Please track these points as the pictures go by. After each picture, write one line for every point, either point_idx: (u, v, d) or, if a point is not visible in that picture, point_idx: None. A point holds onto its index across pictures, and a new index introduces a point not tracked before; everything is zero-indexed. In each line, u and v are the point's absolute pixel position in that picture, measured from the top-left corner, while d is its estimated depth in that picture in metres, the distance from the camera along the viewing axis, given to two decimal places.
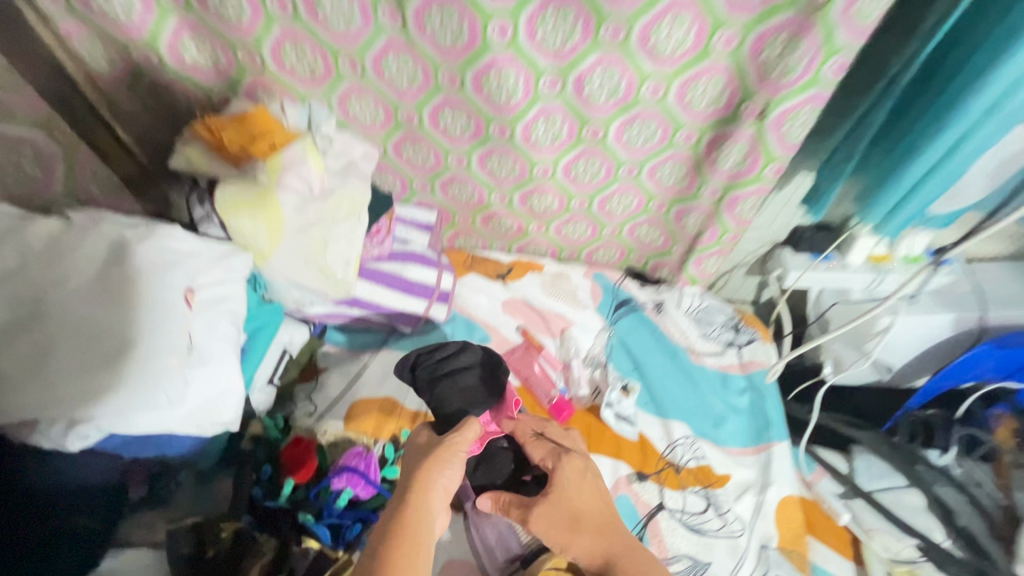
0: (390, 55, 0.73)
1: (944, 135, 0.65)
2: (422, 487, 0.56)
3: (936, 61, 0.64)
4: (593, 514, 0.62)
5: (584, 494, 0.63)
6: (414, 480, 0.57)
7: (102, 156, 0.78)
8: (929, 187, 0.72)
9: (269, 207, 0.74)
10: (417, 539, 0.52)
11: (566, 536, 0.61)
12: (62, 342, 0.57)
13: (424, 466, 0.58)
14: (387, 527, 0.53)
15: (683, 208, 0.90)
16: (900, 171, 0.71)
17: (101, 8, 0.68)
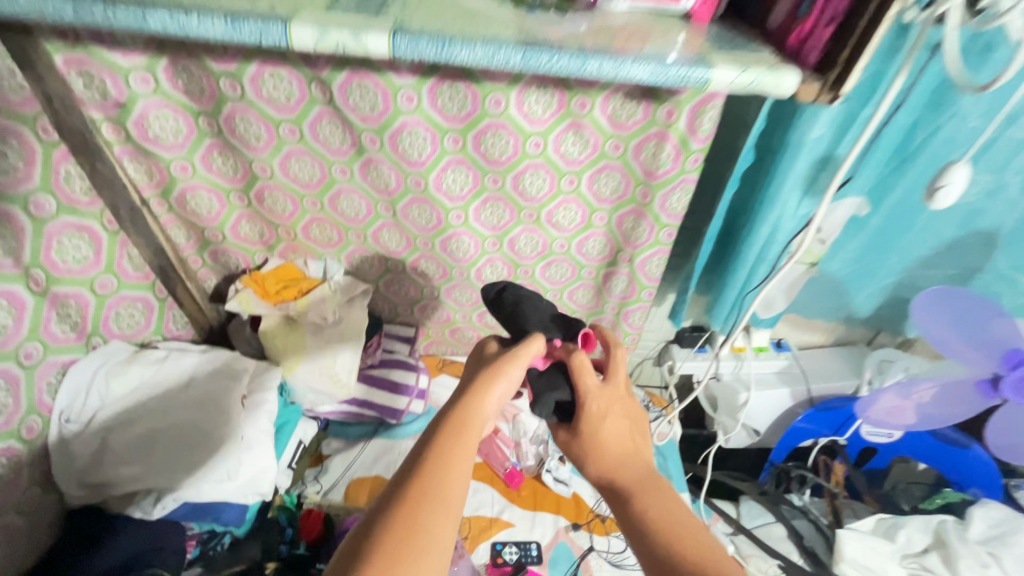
0: (384, 230, 1.09)
1: (736, 271, 1.01)
2: (478, 398, 0.58)
3: (729, 225, 1.01)
4: (622, 446, 0.61)
5: (613, 420, 0.63)
6: (473, 386, 0.59)
7: (177, 301, 1.10)
8: (743, 301, 1.07)
9: (296, 332, 1.09)
10: (466, 441, 0.54)
11: (596, 447, 0.61)
12: (160, 435, 0.88)
13: (483, 378, 0.59)
14: (438, 422, 0.56)
15: (596, 318, 1.24)
16: (722, 292, 1.07)
17: (192, 209, 1.03)
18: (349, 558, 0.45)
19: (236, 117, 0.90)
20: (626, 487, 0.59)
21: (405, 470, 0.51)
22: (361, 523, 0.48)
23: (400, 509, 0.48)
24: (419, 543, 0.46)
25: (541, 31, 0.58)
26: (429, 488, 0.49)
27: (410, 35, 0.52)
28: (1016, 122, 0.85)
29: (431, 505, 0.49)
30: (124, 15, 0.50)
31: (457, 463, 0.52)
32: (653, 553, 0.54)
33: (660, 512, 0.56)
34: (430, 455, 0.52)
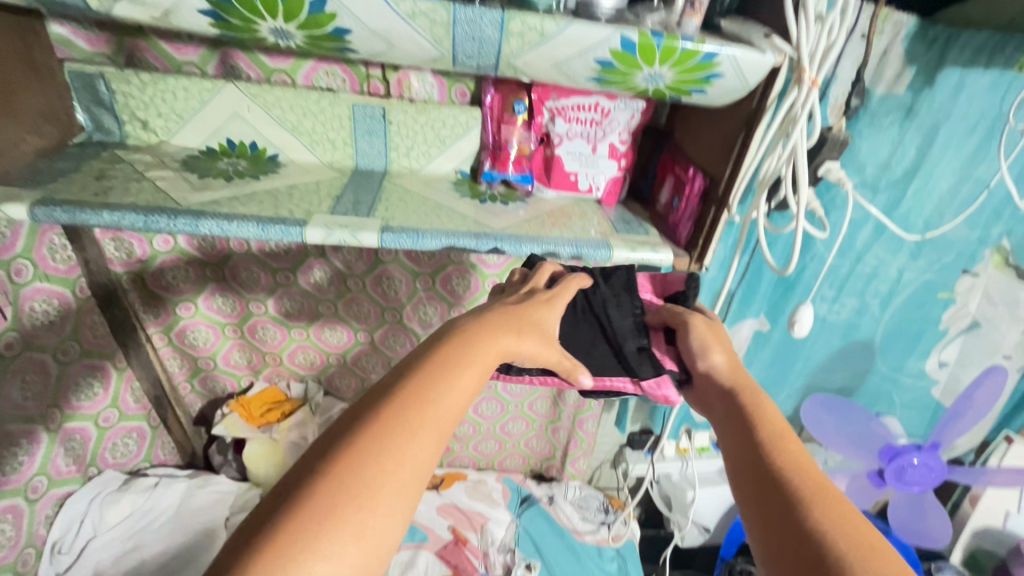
0: (363, 356, 1.22)
1: None
2: (485, 333, 0.47)
3: None
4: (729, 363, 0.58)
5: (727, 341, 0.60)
6: (487, 322, 0.48)
7: (166, 428, 1.20)
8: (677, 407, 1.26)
9: (278, 454, 1.18)
10: (471, 372, 0.44)
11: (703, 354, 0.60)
12: (147, 558, 1.01)
13: (498, 319, 0.49)
14: (440, 346, 0.45)
15: (554, 426, 1.37)
16: None
17: (191, 342, 1.16)
18: (308, 468, 0.37)
19: (240, 267, 1.07)
20: (735, 397, 0.52)
21: (392, 382, 0.42)
22: (332, 430, 0.40)
23: (383, 424, 0.39)
24: (400, 472, 0.37)
25: (488, 221, 0.79)
26: (414, 414, 0.40)
27: (394, 232, 0.72)
28: (861, 260, 1.09)
29: (419, 432, 0.39)
30: (182, 224, 0.68)
31: (455, 393, 0.42)
32: (765, 480, 0.45)
33: (775, 441, 0.48)
34: (424, 375, 0.42)
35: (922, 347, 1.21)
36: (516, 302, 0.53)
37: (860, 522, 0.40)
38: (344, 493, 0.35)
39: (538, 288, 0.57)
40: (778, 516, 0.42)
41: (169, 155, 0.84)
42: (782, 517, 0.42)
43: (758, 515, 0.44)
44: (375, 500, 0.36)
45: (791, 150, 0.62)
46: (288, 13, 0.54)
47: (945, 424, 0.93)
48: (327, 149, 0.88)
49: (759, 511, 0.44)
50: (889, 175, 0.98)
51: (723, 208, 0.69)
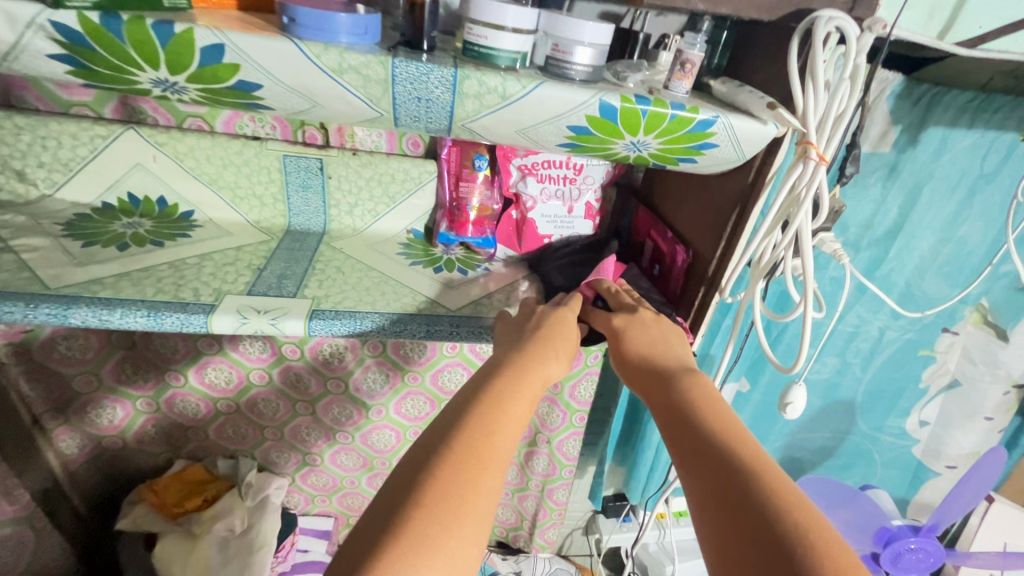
0: (303, 428, 1.07)
1: (648, 438, 1.11)
2: (528, 368, 0.50)
3: (636, 403, 1.12)
4: (663, 355, 0.56)
5: (640, 335, 0.57)
6: (524, 360, 0.52)
7: (58, 524, 1.00)
8: (659, 461, 1.16)
9: (196, 555, 0.98)
10: (523, 406, 0.47)
11: (621, 345, 0.57)
12: None
13: (533, 356, 0.52)
14: (486, 385, 0.48)
15: (522, 494, 1.24)
16: (639, 456, 1.15)
17: (92, 420, 0.98)
18: (384, 516, 0.37)
19: (152, 334, 0.91)
20: (656, 371, 0.54)
21: (448, 423, 0.43)
22: (402, 468, 0.40)
23: (452, 458, 0.40)
24: (477, 502, 0.39)
25: (443, 298, 0.68)
26: (484, 446, 0.42)
27: (324, 317, 0.59)
28: (842, 319, 1.03)
29: (490, 460, 0.41)
30: (46, 314, 0.53)
31: (511, 426, 0.45)
32: (708, 456, 0.44)
33: (722, 425, 0.46)
34: (484, 406, 0.45)
35: (902, 405, 1.16)
36: (542, 331, 0.56)
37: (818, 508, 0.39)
38: (431, 527, 0.36)
39: (545, 308, 0.60)
40: (709, 469, 0.43)
41: (51, 216, 0.69)
42: (731, 504, 0.40)
43: (706, 499, 0.42)
44: (460, 534, 0.37)
45: (793, 234, 0.53)
46: (171, 60, 0.42)
47: (944, 506, 0.86)
48: (253, 206, 0.75)
49: (705, 502, 0.42)
50: (871, 234, 0.93)
51: (714, 290, 0.61)
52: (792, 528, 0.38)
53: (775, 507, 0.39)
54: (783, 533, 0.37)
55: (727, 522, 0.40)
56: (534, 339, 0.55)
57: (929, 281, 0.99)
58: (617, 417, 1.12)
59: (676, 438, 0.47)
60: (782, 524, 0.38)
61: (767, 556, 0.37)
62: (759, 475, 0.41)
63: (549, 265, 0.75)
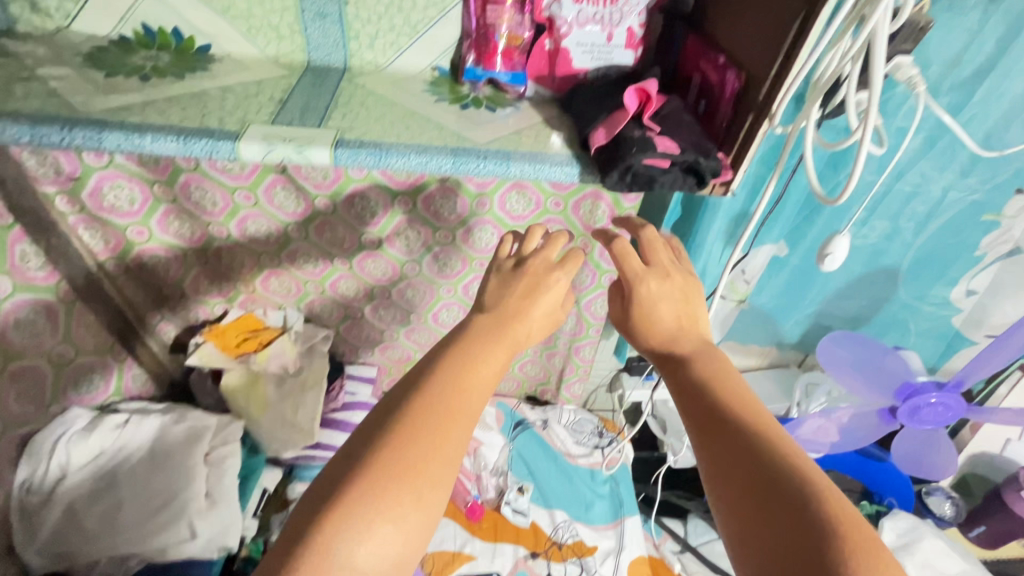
0: (343, 282, 1.13)
1: None
2: (508, 320, 0.50)
3: None
4: (685, 330, 0.53)
5: (667, 307, 0.54)
6: (506, 310, 0.51)
7: (138, 360, 1.11)
8: None
9: (258, 388, 1.10)
10: (500, 354, 0.48)
11: (642, 323, 0.54)
12: (130, 500, 0.88)
13: (516, 303, 0.52)
14: (464, 332, 0.49)
15: (550, 352, 1.31)
16: None
17: (150, 269, 1.04)
18: (357, 457, 0.41)
19: (192, 185, 0.93)
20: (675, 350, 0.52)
21: (420, 372, 0.46)
22: (374, 417, 0.44)
23: (422, 413, 0.43)
24: (445, 448, 0.42)
25: (469, 133, 0.65)
26: (455, 401, 0.44)
27: (348, 148, 0.57)
28: (901, 177, 0.96)
29: (461, 414, 0.44)
30: (81, 138, 0.54)
31: (483, 377, 0.47)
32: (729, 437, 0.45)
33: (742, 407, 0.46)
34: (457, 358, 0.47)
35: (950, 274, 1.11)
36: (530, 280, 0.54)
37: (837, 487, 0.41)
38: (401, 470, 0.40)
39: (540, 263, 0.56)
40: (732, 452, 0.44)
41: (70, 47, 0.67)
42: (755, 485, 0.41)
43: (729, 483, 0.43)
44: (426, 477, 0.40)
45: (865, 40, 0.47)
46: None
47: (973, 366, 0.86)
48: (271, 39, 0.71)
49: (727, 486, 0.43)
50: (956, 75, 0.81)
51: (763, 118, 0.56)
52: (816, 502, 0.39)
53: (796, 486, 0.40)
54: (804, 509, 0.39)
55: (746, 501, 0.41)
56: (517, 288, 0.53)
57: (1014, 131, 0.88)
58: None
59: (698, 421, 0.47)
60: (805, 499, 0.39)
61: (792, 530, 0.38)
62: (779, 456, 0.42)
63: (579, 99, 0.68)
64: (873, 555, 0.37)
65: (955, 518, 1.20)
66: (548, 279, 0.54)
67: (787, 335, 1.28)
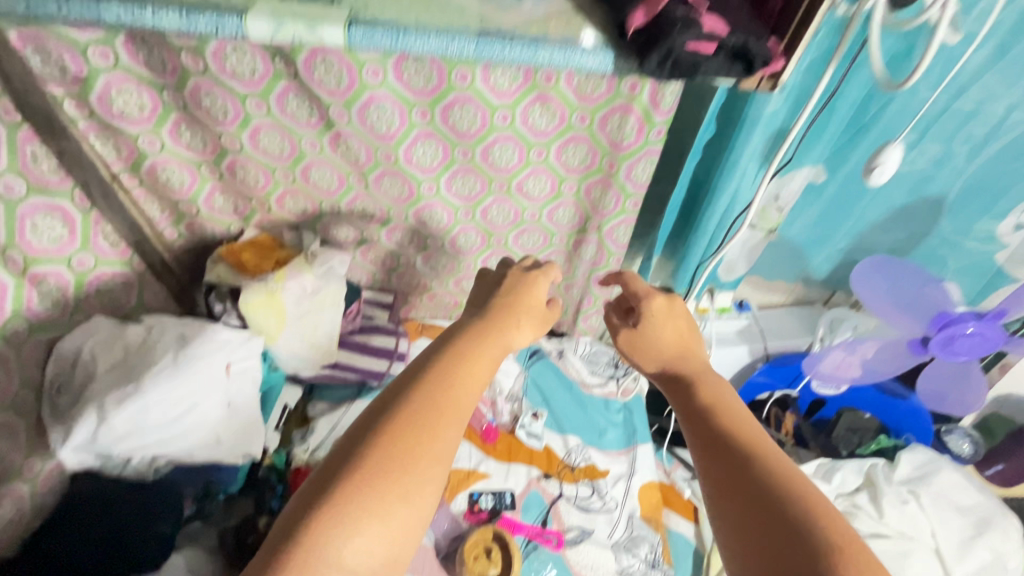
0: (359, 202, 1.10)
1: (700, 231, 1.06)
2: (487, 335, 0.61)
3: (699, 184, 1.03)
4: (685, 357, 0.66)
5: (669, 333, 0.68)
6: (486, 324, 0.63)
7: (157, 276, 1.11)
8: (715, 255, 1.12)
9: (276, 305, 1.08)
10: (479, 363, 0.58)
11: (644, 349, 0.68)
12: (154, 404, 0.90)
13: (495, 319, 0.64)
14: (459, 343, 0.59)
15: (568, 283, 1.29)
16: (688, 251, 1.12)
17: (164, 184, 1.03)
18: (355, 452, 0.49)
19: (202, 91, 0.89)
20: (681, 376, 0.65)
21: (411, 375, 0.55)
22: (369, 414, 0.52)
23: (420, 418, 0.51)
24: (430, 446, 0.50)
25: (495, 19, 0.59)
26: (441, 400, 0.53)
27: (365, 27, 0.54)
28: (962, 95, 0.89)
29: (447, 414, 0.53)
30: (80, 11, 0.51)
31: (464, 383, 0.56)
32: (724, 450, 0.55)
33: (738, 428, 0.56)
34: (446, 366, 0.56)
35: (1000, 207, 1.04)
36: (507, 300, 0.68)
37: (816, 491, 0.50)
38: (394, 463, 0.48)
39: (517, 274, 0.72)
40: (727, 462, 0.54)
41: None
42: (744, 489, 0.51)
43: (723, 490, 0.53)
44: (416, 473, 0.48)
45: None
46: None
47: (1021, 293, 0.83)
48: None
49: (720, 491, 0.53)
50: None
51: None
52: (792, 502, 0.49)
53: (777, 490, 0.50)
54: (784, 505, 0.49)
55: (735, 505, 0.51)
56: (496, 307, 0.66)
57: None
58: (667, 214, 1.07)
59: (698, 435, 0.58)
60: (785, 500, 0.49)
61: (773, 524, 0.48)
62: (764, 466, 0.52)
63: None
64: (842, 546, 0.46)
65: (973, 456, 1.20)
66: (527, 301, 0.69)
67: (815, 271, 1.23)
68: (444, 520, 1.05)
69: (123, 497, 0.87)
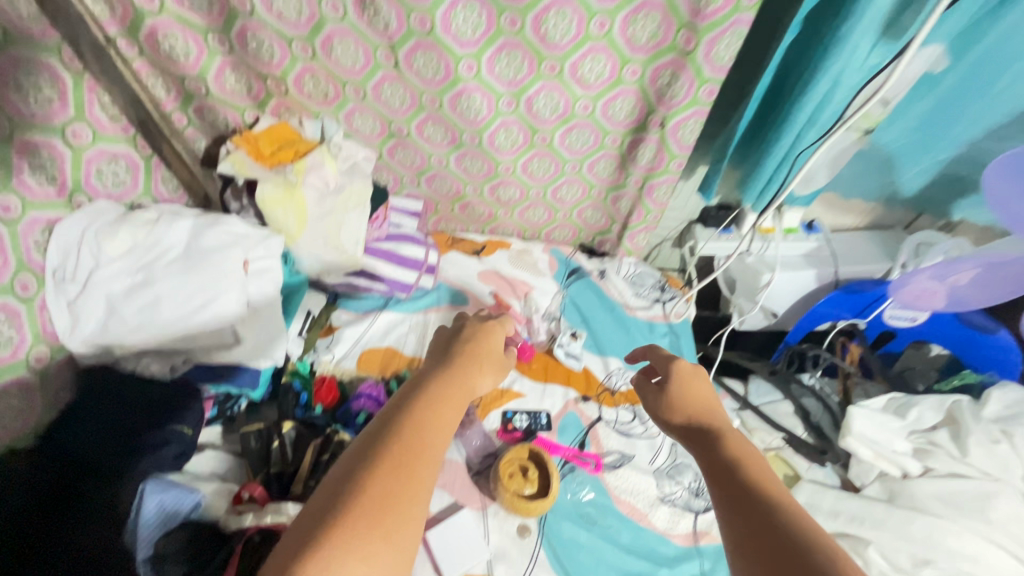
0: (387, 85, 0.96)
1: (790, 124, 0.88)
2: (459, 377, 0.59)
3: (789, 70, 0.88)
4: (706, 411, 0.60)
5: (692, 384, 0.63)
6: (458, 365, 0.60)
7: (166, 162, 0.99)
8: (802, 157, 0.94)
9: (296, 199, 0.98)
10: (455, 406, 0.55)
11: (667, 402, 0.62)
12: (165, 298, 0.83)
13: (463, 360, 0.62)
14: (436, 384, 0.56)
15: (617, 194, 1.15)
16: (768, 153, 0.95)
17: (166, 53, 0.90)
18: (332, 500, 0.44)
19: None
20: (699, 428, 0.58)
21: (391, 418, 0.52)
22: (350, 459, 0.47)
23: (400, 463, 0.47)
24: (409, 491, 0.46)
25: None
26: (416, 441, 0.49)
27: None
28: None
29: (424, 457, 0.48)
30: None
31: (441, 425, 0.52)
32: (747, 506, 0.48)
33: (761, 483, 0.50)
34: (424, 409, 0.53)
35: None
36: (470, 345, 0.65)
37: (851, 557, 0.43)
38: (374, 508, 0.43)
39: (475, 321, 0.70)
40: (749, 519, 0.47)
41: None
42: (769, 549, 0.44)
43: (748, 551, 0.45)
44: (396, 520, 0.43)
45: None
46: None
47: None
48: None
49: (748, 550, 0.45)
50: None
51: None
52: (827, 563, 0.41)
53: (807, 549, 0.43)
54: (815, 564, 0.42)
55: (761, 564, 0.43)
56: (464, 350, 0.64)
57: None
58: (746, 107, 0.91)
59: (720, 489, 0.51)
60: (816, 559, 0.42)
61: None
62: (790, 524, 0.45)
63: None
64: None
65: None
66: (489, 346, 0.66)
67: (904, 187, 1.07)
68: (475, 438, 0.98)
69: (135, 393, 0.82)
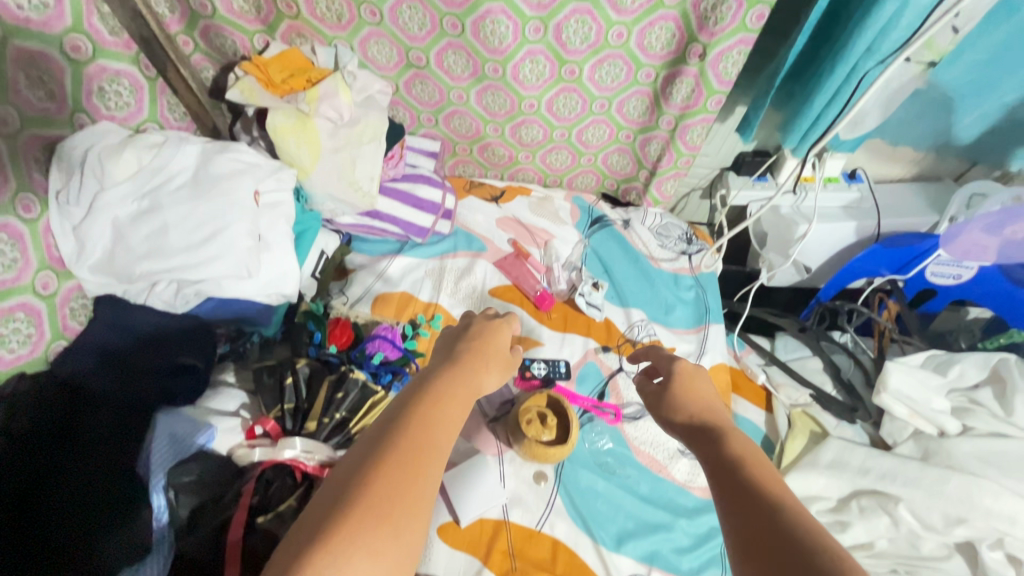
0: (405, 5, 0.90)
1: (848, 51, 0.80)
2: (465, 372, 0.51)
3: None
4: (715, 413, 0.53)
5: (701, 386, 0.57)
6: (464, 359, 0.53)
7: (171, 86, 0.92)
8: (856, 92, 0.85)
9: (309, 130, 0.91)
10: (461, 404, 0.48)
11: (671, 400, 0.56)
12: (174, 226, 0.79)
13: (470, 357, 0.54)
14: (437, 380, 0.49)
15: (646, 136, 1.08)
16: (818, 87, 0.87)
17: None
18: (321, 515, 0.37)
19: None
20: (705, 428, 0.52)
21: (391, 417, 0.44)
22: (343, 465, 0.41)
23: (384, 464, 0.40)
24: (410, 499, 0.39)
25: None
26: (418, 440, 0.43)
27: None
28: None
29: (426, 461, 0.42)
30: None
31: (444, 423, 0.45)
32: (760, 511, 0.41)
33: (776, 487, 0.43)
34: (425, 407, 0.46)
35: None
36: (477, 341, 0.57)
37: None
38: (373, 515, 0.37)
39: (484, 316, 0.62)
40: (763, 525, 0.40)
41: None
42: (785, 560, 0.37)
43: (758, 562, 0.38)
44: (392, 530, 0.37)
45: None
46: None
47: None
48: None
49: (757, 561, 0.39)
50: None
51: None
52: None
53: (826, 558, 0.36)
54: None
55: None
56: (468, 346, 0.56)
57: None
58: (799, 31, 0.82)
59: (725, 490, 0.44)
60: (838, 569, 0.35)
61: None
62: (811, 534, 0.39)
63: None
64: None
65: None
66: (498, 341, 0.58)
67: (961, 132, 0.99)
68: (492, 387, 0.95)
69: (146, 332, 0.82)
